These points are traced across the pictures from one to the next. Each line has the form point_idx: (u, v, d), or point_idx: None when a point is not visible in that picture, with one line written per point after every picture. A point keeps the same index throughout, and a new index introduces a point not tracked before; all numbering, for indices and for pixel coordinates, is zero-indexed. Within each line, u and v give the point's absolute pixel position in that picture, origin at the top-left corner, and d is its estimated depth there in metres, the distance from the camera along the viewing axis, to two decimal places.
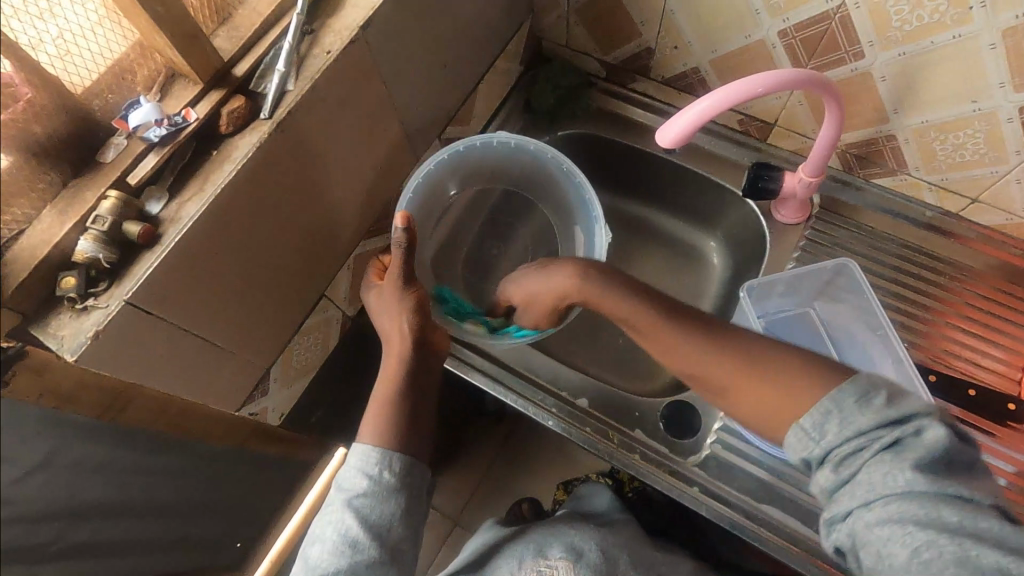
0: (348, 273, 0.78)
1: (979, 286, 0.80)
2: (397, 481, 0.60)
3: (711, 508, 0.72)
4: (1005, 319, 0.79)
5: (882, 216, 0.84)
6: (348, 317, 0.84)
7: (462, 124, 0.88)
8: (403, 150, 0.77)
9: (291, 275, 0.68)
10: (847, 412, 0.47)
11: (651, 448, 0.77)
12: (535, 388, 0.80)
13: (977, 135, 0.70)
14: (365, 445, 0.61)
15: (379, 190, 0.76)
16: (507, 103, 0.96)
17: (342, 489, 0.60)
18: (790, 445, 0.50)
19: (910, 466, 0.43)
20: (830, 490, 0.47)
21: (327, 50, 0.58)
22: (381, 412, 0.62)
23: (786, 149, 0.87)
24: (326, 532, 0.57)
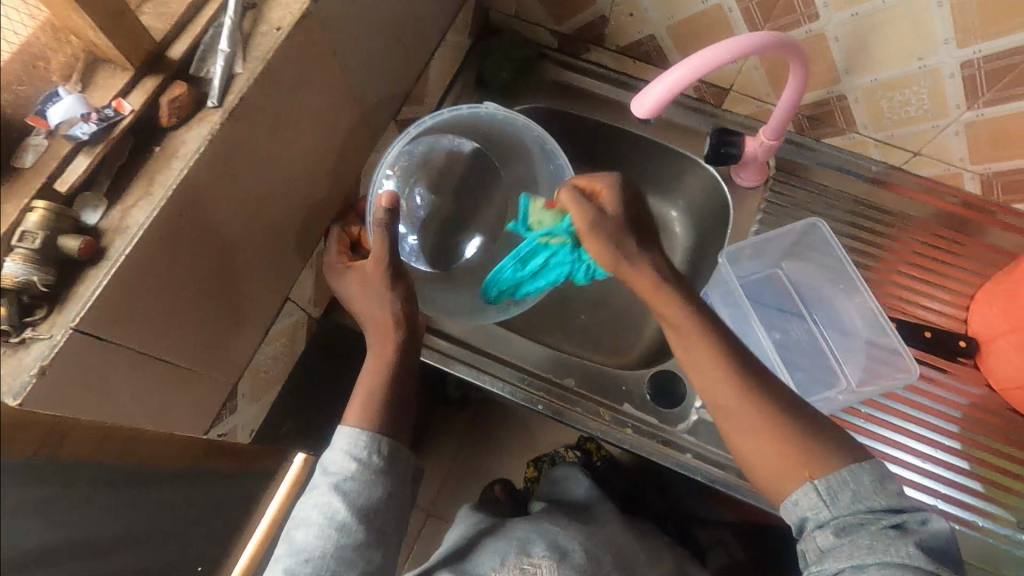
0: (312, 272, 0.72)
1: (924, 235, 0.86)
2: (384, 464, 0.61)
3: (704, 469, 0.74)
4: (947, 262, 0.85)
5: (832, 174, 0.87)
6: (313, 318, 0.77)
7: (416, 103, 0.83)
8: (360, 134, 0.71)
9: (253, 280, 0.62)
10: (863, 488, 0.54)
11: (641, 421, 0.78)
12: (520, 374, 0.79)
13: (921, 91, 0.73)
14: (351, 427, 0.62)
15: (338, 180, 0.70)
16: (459, 79, 0.91)
17: (328, 472, 0.60)
18: (800, 505, 0.55)
19: (912, 543, 0.50)
20: (827, 550, 0.52)
21: (277, 27, 0.52)
22: (370, 392, 0.64)
23: (741, 113, 0.88)
24: (310, 516, 0.59)
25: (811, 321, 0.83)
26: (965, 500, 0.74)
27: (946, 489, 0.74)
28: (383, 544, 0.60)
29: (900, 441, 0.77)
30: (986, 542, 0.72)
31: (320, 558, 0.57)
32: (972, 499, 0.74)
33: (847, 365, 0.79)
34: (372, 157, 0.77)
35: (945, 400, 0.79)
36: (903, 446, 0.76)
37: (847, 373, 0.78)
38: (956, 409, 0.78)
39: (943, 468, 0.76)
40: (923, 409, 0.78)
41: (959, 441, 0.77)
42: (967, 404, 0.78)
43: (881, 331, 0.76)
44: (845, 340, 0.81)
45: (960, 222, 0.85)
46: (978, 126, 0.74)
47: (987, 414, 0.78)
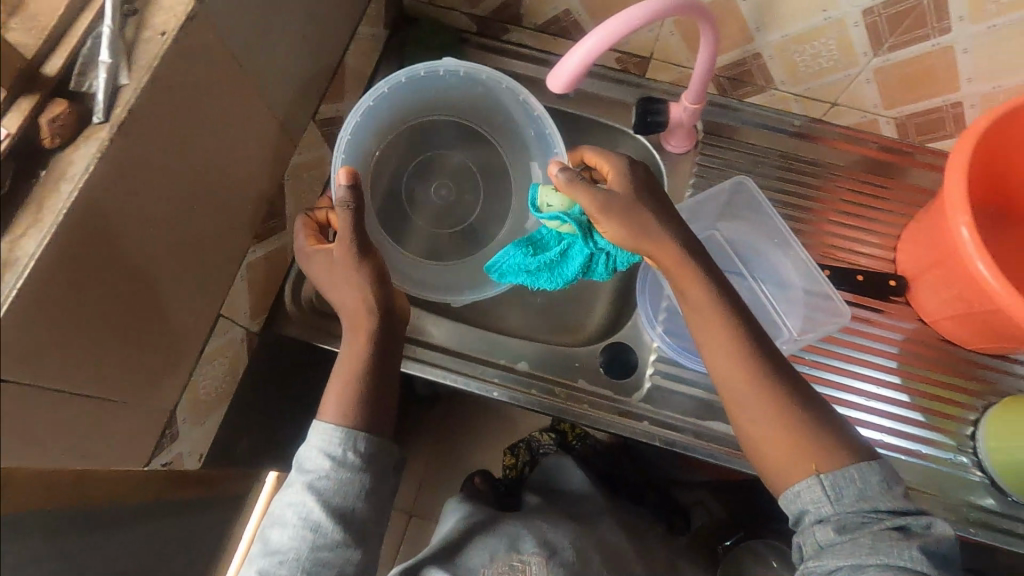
0: (244, 284, 0.69)
1: (850, 183, 0.89)
2: (360, 460, 0.64)
3: (663, 435, 0.76)
4: (873, 206, 0.88)
5: (759, 132, 0.89)
6: (254, 332, 0.75)
7: (336, 100, 0.81)
8: (278, 139, 0.68)
9: (178, 301, 0.59)
10: (868, 487, 0.57)
11: (596, 395, 0.78)
12: (473, 363, 0.79)
13: (830, 42, 0.75)
14: (326, 424, 0.65)
15: (260, 187, 0.67)
16: (379, 72, 0.89)
17: (304, 469, 0.64)
18: (804, 497, 0.58)
19: (914, 547, 0.53)
20: (825, 545, 0.55)
21: (162, 31, 0.49)
22: (347, 388, 0.65)
23: (664, 81, 0.89)
24: (287, 515, 0.63)
25: (750, 279, 0.85)
26: (907, 431, 0.78)
27: (888, 422, 0.78)
28: (360, 541, 0.64)
29: (844, 383, 0.80)
30: (930, 467, 0.76)
31: (296, 559, 0.61)
32: (914, 428, 0.78)
33: (787, 316, 0.82)
34: (294, 160, 0.74)
35: (883, 338, 0.81)
36: (847, 388, 0.79)
37: (789, 324, 0.81)
38: (893, 346, 0.81)
39: (886, 404, 0.79)
40: (863, 349, 0.81)
41: (898, 375, 0.80)
42: (904, 339, 0.81)
43: (817, 280, 0.80)
44: (784, 291, 0.83)
45: (882, 166, 0.88)
46: (885, 71, 0.76)
47: (922, 346, 0.81)
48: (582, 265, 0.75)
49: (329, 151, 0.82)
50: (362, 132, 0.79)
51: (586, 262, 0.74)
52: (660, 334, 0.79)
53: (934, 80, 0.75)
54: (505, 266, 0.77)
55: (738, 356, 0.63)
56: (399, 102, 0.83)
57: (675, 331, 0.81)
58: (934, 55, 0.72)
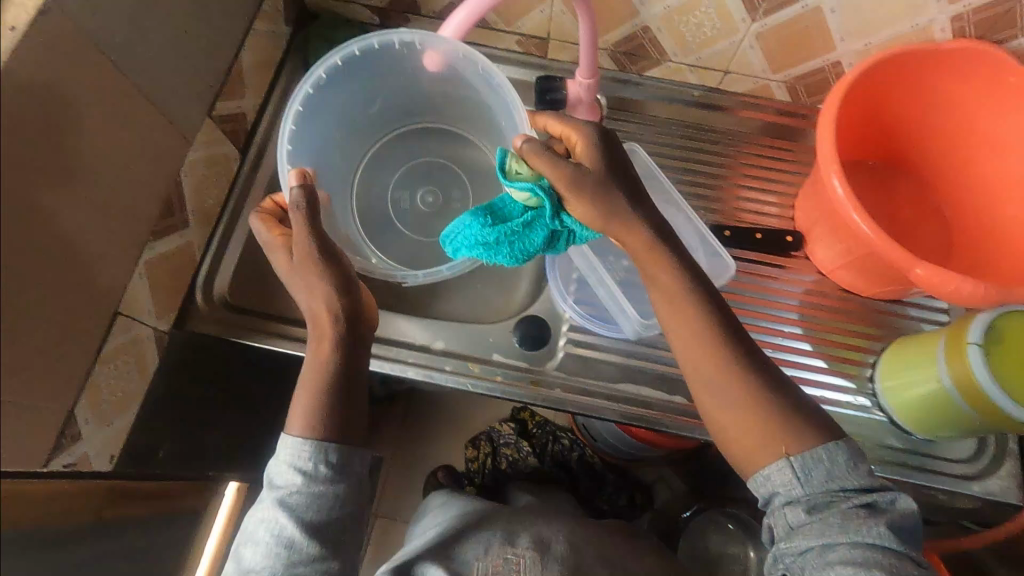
0: (142, 283, 0.70)
1: (751, 150, 0.92)
2: (331, 473, 0.65)
3: (571, 402, 0.80)
4: (770, 165, 0.91)
5: (659, 106, 0.92)
6: (161, 331, 0.75)
7: (235, 99, 0.81)
8: (172, 139, 0.68)
9: (75, 300, 0.59)
10: (839, 465, 0.58)
11: (508, 367, 0.82)
12: (389, 346, 0.82)
13: (709, 12, 0.77)
14: (296, 435, 0.66)
15: (160, 189, 0.67)
16: (281, 70, 0.90)
17: (276, 485, 0.65)
18: (773, 479, 0.59)
19: (883, 524, 0.55)
20: (796, 527, 0.57)
21: (13, 25, 0.50)
22: (313, 401, 0.66)
23: (566, 60, 0.91)
24: (259, 532, 0.65)
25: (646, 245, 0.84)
26: (812, 379, 0.81)
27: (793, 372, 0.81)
28: (331, 562, 0.65)
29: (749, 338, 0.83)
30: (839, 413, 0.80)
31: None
32: (821, 376, 0.81)
33: None
34: (193, 160, 0.74)
35: (785, 292, 0.85)
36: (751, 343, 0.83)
37: None
38: (794, 299, 0.85)
39: (789, 354, 0.83)
40: (767, 305, 0.84)
41: (800, 326, 0.83)
42: (804, 292, 0.85)
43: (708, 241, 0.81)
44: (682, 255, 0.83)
45: (779, 129, 0.92)
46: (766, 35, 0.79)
47: (822, 298, 0.85)
48: (543, 242, 0.71)
49: (233, 150, 0.83)
50: (329, 119, 0.82)
51: (546, 239, 0.71)
52: (572, 305, 0.83)
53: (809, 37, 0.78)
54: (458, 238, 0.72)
55: (674, 325, 0.64)
56: (365, 81, 0.82)
57: (586, 302, 0.84)
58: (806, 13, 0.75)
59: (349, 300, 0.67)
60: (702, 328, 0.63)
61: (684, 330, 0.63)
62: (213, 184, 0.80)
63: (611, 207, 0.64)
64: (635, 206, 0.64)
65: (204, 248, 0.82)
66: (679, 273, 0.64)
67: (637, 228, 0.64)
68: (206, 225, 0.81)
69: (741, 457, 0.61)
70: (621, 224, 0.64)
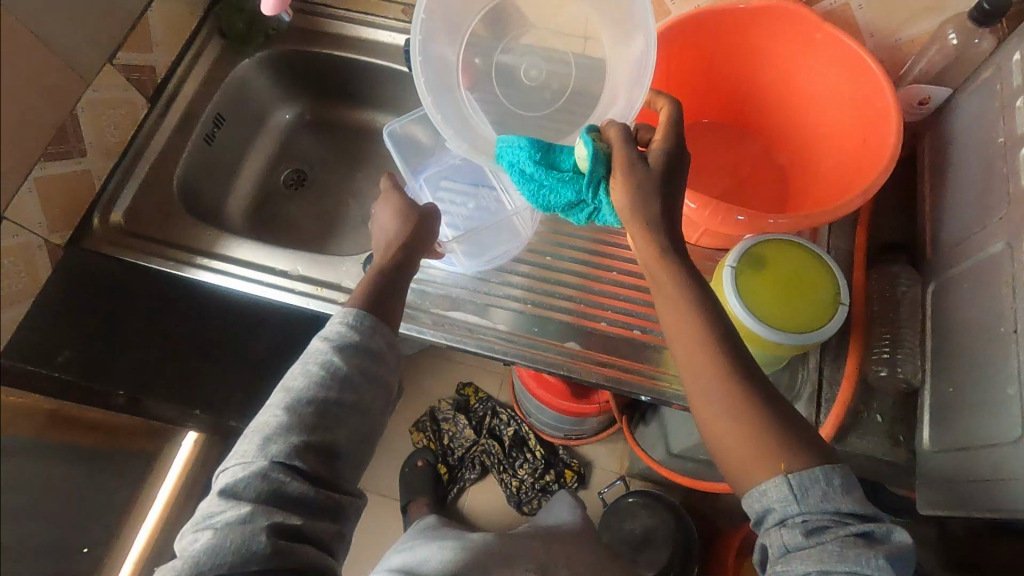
0: (32, 196, 0.68)
1: (697, 136, 0.76)
2: (380, 339, 0.57)
3: (480, 339, 0.72)
4: (735, 154, 0.75)
5: None
6: (54, 244, 0.74)
7: (144, 48, 0.79)
8: (64, 58, 0.67)
9: None
10: (824, 528, 0.44)
11: (410, 302, 0.73)
12: (302, 278, 0.79)
13: None
14: (351, 306, 0.58)
15: (56, 110, 0.67)
16: (199, 34, 0.88)
17: (326, 336, 0.56)
18: (767, 494, 0.46)
19: (881, 555, 0.43)
20: (792, 550, 0.44)
21: None
22: (368, 281, 0.60)
23: None
24: (307, 366, 0.54)
25: (558, 260, 0.76)
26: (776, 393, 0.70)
27: None
28: (376, 384, 0.55)
29: None
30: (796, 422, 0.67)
31: (318, 400, 0.52)
32: None
33: (588, 306, 0.73)
34: (92, 96, 0.73)
35: None
36: None
37: (587, 310, 0.73)
38: None
39: None
40: None
41: None
42: None
43: (631, 278, 0.74)
44: (603, 283, 0.74)
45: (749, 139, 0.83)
46: (739, 32, 0.66)
47: None
48: (568, 204, 0.57)
49: (137, 93, 0.80)
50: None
51: (572, 205, 0.57)
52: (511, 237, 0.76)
53: (814, 47, 0.64)
54: (507, 157, 0.58)
55: (710, 390, 0.50)
56: None
57: None
58: (814, 14, 0.61)
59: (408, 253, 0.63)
60: (714, 358, 0.50)
61: (715, 402, 0.50)
62: (120, 117, 0.79)
63: (644, 199, 0.51)
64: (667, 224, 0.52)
65: (107, 176, 0.80)
66: (683, 273, 0.52)
67: (676, 275, 0.51)
68: (110, 156, 0.79)
69: (738, 471, 0.48)
70: (660, 263, 0.52)
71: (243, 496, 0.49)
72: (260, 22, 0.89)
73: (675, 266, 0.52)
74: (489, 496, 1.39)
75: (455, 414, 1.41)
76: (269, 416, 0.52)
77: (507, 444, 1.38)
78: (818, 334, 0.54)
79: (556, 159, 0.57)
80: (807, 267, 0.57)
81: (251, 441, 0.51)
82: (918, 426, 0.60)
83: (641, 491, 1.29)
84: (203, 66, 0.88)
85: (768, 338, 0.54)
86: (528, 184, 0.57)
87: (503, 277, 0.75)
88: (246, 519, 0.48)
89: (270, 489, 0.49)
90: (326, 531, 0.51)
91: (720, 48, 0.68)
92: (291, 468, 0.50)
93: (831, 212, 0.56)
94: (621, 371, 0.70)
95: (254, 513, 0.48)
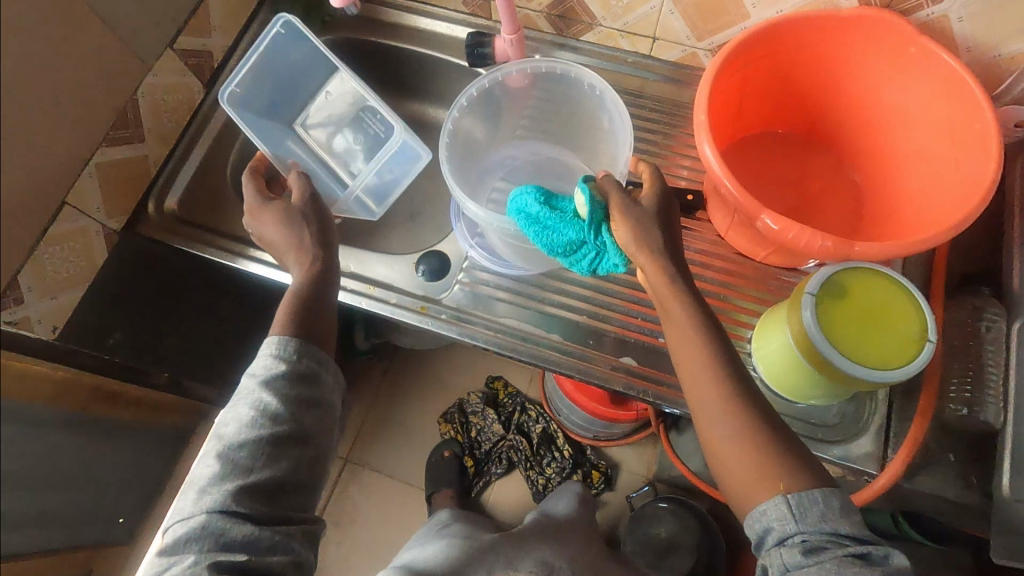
0: (92, 182, 0.68)
1: (768, 148, 0.73)
2: (307, 365, 0.57)
3: (532, 349, 0.70)
4: (806, 170, 0.72)
5: (683, 93, 0.80)
6: (111, 230, 0.73)
7: (201, 34, 0.78)
8: (129, 45, 0.66)
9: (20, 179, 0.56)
10: (819, 547, 0.42)
11: (456, 307, 0.73)
12: None
13: None
14: (275, 335, 0.57)
15: (119, 97, 0.66)
16: (256, 19, 0.87)
17: (255, 375, 0.56)
18: (764, 512, 0.45)
19: None
20: (791, 569, 0.42)
21: None
22: (289, 307, 0.59)
23: (589, 41, 0.81)
24: (239, 410, 0.54)
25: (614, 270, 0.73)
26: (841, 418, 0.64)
27: None
28: (313, 410, 0.56)
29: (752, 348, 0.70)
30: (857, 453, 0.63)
31: (256, 441, 0.53)
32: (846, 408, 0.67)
33: (643, 322, 0.71)
34: (150, 81, 0.72)
35: None
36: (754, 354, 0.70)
37: (641, 326, 0.71)
38: None
39: None
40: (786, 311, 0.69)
41: None
42: None
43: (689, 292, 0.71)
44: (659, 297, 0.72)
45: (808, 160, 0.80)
46: (828, 41, 0.62)
47: None
48: (570, 244, 0.58)
49: (193, 78, 0.79)
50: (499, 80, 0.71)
51: (574, 245, 0.58)
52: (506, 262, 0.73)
53: (910, 61, 0.60)
54: (515, 204, 0.60)
55: (714, 419, 0.49)
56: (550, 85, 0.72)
57: None
58: (911, 29, 0.57)
59: (327, 264, 0.64)
60: (749, 394, 0.49)
61: (743, 440, 0.48)
62: (176, 103, 0.78)
63: (648, 233, 0.53)
64: (673, 250, 0.53)
65: (162, 161, 0.80)
66: (700, 305, 0.51)
67: (688, 307, 0.51)
68: (165, 141, 0.79)
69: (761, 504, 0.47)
70: (671, 292, 0.52)
71: (185, 551, 0.50)
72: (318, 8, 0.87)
73: (697, 300, 0.52)
74: (513, 491, 1.39)
75: (483, 408, 1.40)
76: (204, 468, 0.52)
77: (534, 442, 1.38)
78: (895, 372, 0.51)
79: (559, 203, 0.59)
80: (868, 289, 0.55)
81: (188, 497, 0.52)
82: (993, 470, 0.57)
83: (674, 498, 1.27)
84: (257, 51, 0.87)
85: (828, 364, 0.52)
86: (533, 225, 0.59)
87: (558, 285, 0.73)
88: (192, 566, 0.48)
89: (212, 535, 0.49)
90: (282, 563, 0.51)
91: (805, 57, 0.65)
92: (231, 512, 0.50)
93: (895, 248, 0.52)
94: (675, 391, 0.68)
95: (198, 561, 0.49)
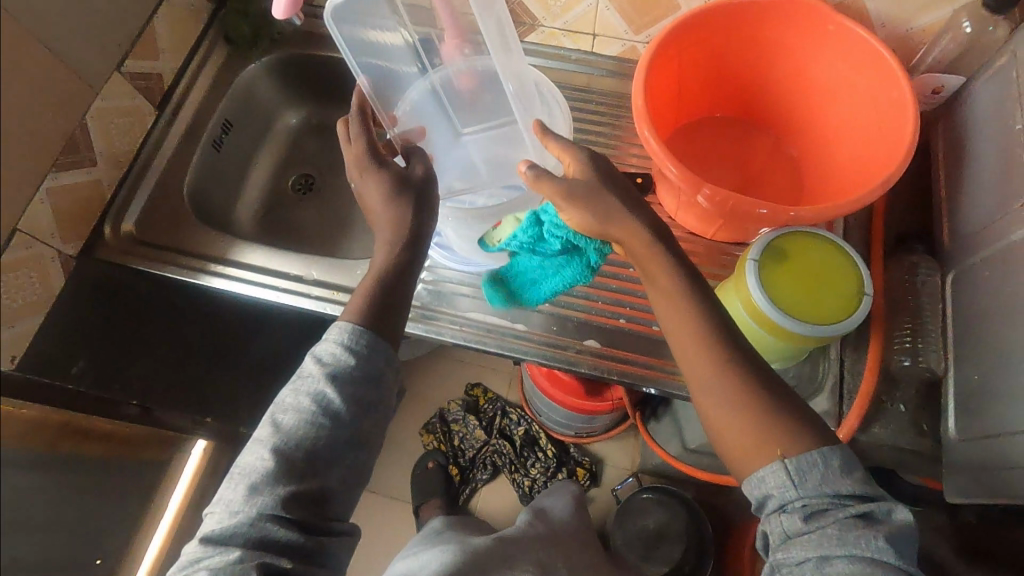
0: (45, 207, 0.68)
1: (710, 127, 0.77)
2: (374, 361, 0.54)
3: (499, 340, 0.72)
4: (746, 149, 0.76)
5: (626, 85, 0.83)
6: (67, 255, 0.72)
7: (150, 58, 0.79)
8: (78, 69, 0.67)
9: None
10: (822, 508, 0.44)
11: (426, 304, 0.74)
12: (309, 283, 0.79)
13: None
14: (347, 321, 0.55)
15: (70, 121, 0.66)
16: (204, 42, 0.88)
17: (320, 361, 0.54)
18: (763, 480, 0.47)
19: (881, 534, 0.43)
20: (792, 535, 0.45)
21: None
22: (368, 295, 0.56)
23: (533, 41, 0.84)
24: (299, 400, 0.53)
25: None
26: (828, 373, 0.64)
27: None
28: (371, 411, 0.54)
29: None
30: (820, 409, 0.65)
31: (308, 438, 0.52)
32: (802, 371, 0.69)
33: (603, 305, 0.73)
34: (100, 105, 0.72)
35: None
36: None
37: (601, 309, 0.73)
38: None
39: None
40: None
41: None
42: None
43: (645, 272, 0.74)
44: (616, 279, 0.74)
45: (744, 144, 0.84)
46: (756, 22, 0.66)
47: None
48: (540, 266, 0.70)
49: (143, 100, 0.79)
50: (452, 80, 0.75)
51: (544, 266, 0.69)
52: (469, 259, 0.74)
53: (829, 37, 0.64)
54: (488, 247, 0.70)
55: (702, 380, 0.51)
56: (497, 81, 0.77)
57: None
58: (826, 7, 0.61)
59: (418, 251, 0.59)
60: (712, 357, 0.51)
61: (717, 398, 0.50)
62: (128, 127, 0.78)
63: (619, 213, 0.53)
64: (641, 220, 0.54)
65: (116, 184, 0.79)
66: (678, 271, 0.52)
67: (671, 277, 0.52)
68: (117, 165, 0.78)
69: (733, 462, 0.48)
70: (652, 267, 0.53)
71: (229, 543, 0.49)
72: (266, 27, 0.88)
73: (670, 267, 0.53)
74: (502, 497, 1.38)
75: (464, 415, 1.40)
76: (259, 462, 0.51)
77: (518, 444, 1.38)
78: (841, 325, 0.54)
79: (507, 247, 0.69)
80: (820, 253, 0.58)
81: (236, 489, 0.51)
82: (942, 415, 0.60)
83: (659, 488, 1.27)
84: (207, 72, 0.88)
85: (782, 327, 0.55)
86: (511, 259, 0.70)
87: None
88: (237, 563, 0.48)
89: (258, 535, 0.49)
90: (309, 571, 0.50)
91: (735, 40, 0.68)
92: (280, 516, 0.50)
93: (828, 209, 0.55)
94: (638, 368, 0.70)
95: (243, 558, 0.48)
